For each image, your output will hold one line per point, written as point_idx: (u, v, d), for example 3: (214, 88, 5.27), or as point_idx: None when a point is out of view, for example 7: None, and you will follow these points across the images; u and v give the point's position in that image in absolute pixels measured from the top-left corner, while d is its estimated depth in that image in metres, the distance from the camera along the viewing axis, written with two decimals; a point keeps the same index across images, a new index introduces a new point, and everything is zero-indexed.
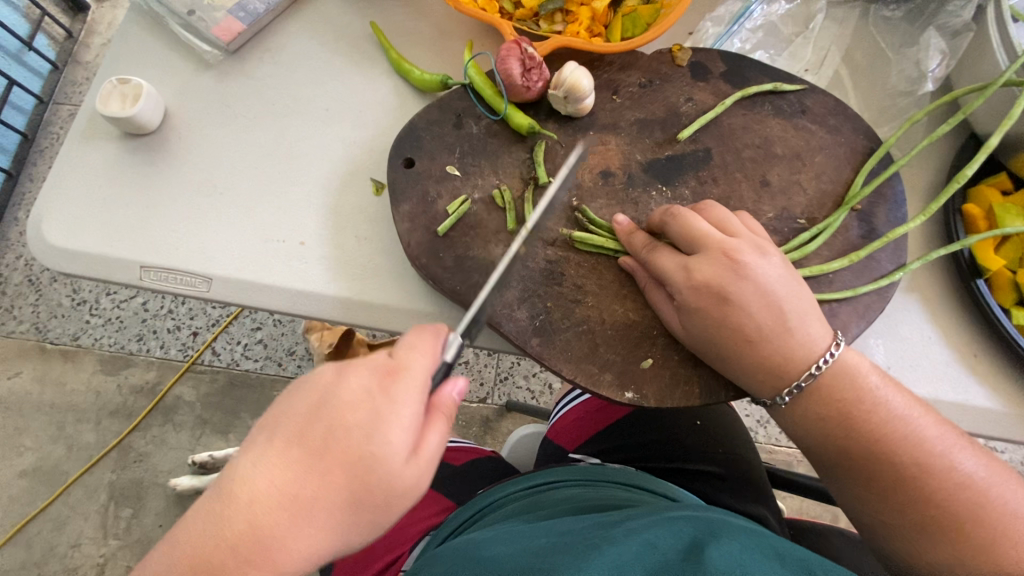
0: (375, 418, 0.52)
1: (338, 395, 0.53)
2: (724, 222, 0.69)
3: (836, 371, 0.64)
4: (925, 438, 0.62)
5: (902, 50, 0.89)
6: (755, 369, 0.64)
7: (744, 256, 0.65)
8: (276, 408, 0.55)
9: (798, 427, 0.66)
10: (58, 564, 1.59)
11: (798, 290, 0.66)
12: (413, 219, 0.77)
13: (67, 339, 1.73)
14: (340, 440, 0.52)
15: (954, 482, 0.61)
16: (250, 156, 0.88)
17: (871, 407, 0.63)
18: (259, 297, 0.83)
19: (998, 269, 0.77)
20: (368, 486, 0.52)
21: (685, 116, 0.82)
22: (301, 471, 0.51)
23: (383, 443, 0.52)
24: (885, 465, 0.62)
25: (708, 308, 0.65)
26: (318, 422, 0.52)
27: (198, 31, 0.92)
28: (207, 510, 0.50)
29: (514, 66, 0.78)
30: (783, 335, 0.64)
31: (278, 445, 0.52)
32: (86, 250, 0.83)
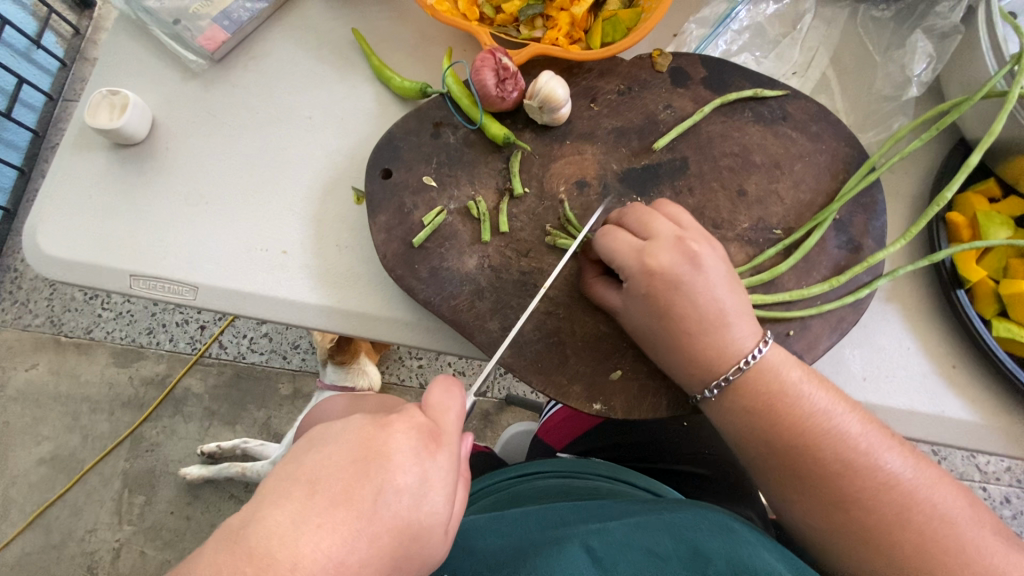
0: (422, 482, 0.52)
1: (385, 455, 0.52)
2: (645, 218, 0.69)
3: (762, 369, 0.64)
4: (848, 434, 0.62)
5: (889, 53, 0.87)
6: (677, 365, 0.67)
7: (655, 259, 0.65)
8: (310, 459, 0.51)
9: (726, 421, 0.66)
10: (76, 547, 1.67)
11: (719, 290, 0.65)
12: (390, 231, 0.78)
13: (80, 333, 1.78)
14: (387, 504, 0.50)
15: (878, 481, 0.60)
16: (234, 165, 0.90)
17: (794, 403, 0.63)
18: (244, 305, 0.85)
19: (980, 279, 0.76)
20: (408, 554, 0.51)
21: (663, 123, 0.81)
22: (351, 533, 0.48)
23: (431, 510, 0.52)
24: (811, 461, 0.62)
25: (657, 295, 0.65)
26: (367, 480, 0.50)
27: (184, 41, 0.92)
28: (237, 574, 0.44)
29: (488, 76, 0.78)
30: (696, 336, 0.65)
31: (322, 503, 0.48)
32: (82, 260, 0.86)
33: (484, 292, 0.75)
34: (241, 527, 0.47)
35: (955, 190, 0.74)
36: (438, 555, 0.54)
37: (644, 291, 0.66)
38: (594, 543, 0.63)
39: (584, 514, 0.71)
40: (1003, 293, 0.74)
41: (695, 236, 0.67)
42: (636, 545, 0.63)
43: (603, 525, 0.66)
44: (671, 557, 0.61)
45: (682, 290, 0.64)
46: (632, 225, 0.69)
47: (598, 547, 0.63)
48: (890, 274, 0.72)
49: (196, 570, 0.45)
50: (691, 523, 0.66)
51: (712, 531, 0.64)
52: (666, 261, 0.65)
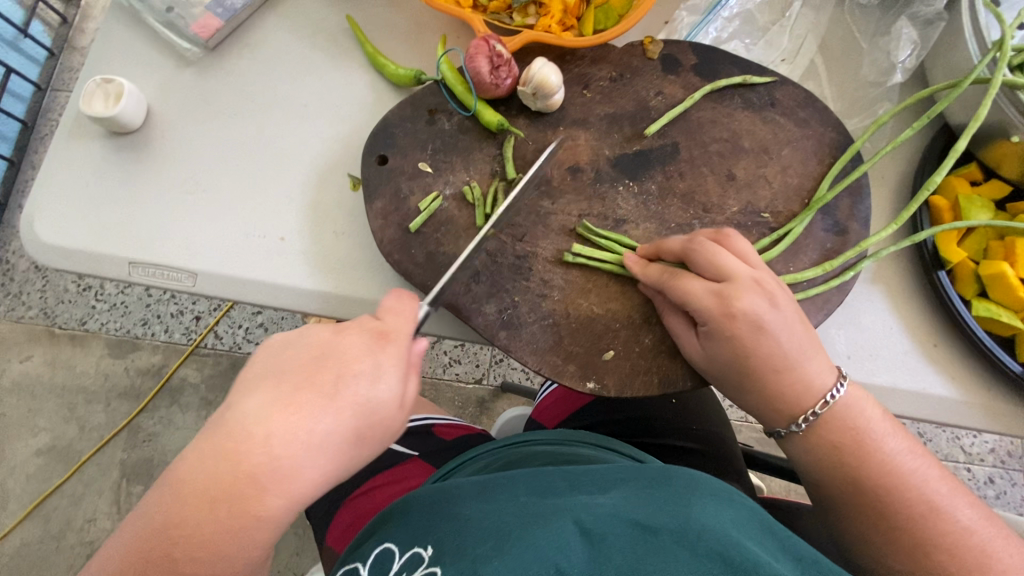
0: (375, 369, 0.57)
1: (340, 350, 0.57)
2: (716, 259, 0.67)
3: (840, 410, 0.66)
4: (927, 481, 0.64)
5: (874, 40, 0.88)
6: (764, 405, 0.68)
7: (739, 302, 0.65)
8: (272, 355, 0.58)
9: (807, 457, 0.68)
10: (75, 537, 1.68)
11: (795, 326, 0.66)
12: (386, 217, 0.79)
13: (74, 324, 1.78)
14: (346, 386, 0.55)
15: (953, 531, 0.61)
16: (231, 152, 0.90)
17: (880, 446, 0.65)
18: (243, 291, 0.86)
19: (960, 260, 0.78)
20: (370, 426, 0.57)
21: (654, 109, 0.83)
22: (310, 414, 0.54)
23: (383, 391, 0.57)
24: (888, 498, 0.63)
25: (742, 337, 0.65)
26: (324, 368, 0.56)
27: (178, 29, 0.93)
28: (217, 450, 0.53)
29: (482, 63, 0.79)
30: (785, 373, 0.66)
31: (268, 384, 0.55)
32: (80, 247, 0.87)
33: (480, 276, 0.76)
34: (225, 412, 0.54)
35: (943, 175, 0.76)
36: (399, 427, 0.60)
37: (724, 334, 0.66)
38: (585, 516, 0.62)
39: (574, 484, 0.71)
40: (982, 273, 0.76)
41: (765, 275, 0.68)
42: (625, 517, 0.61)
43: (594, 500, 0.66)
44: (660, 531, 0.59)
45: (768, 332, 0.65)
46: (702, 265, 0.68)
47: (587, 519, 0.62)
48: (875, 255, 0.75)
49: (184, 457, 0.54)
50: (686, 494, 0.65)
51: (709, 509, 0.62)
52: (749, 303, 0.65)
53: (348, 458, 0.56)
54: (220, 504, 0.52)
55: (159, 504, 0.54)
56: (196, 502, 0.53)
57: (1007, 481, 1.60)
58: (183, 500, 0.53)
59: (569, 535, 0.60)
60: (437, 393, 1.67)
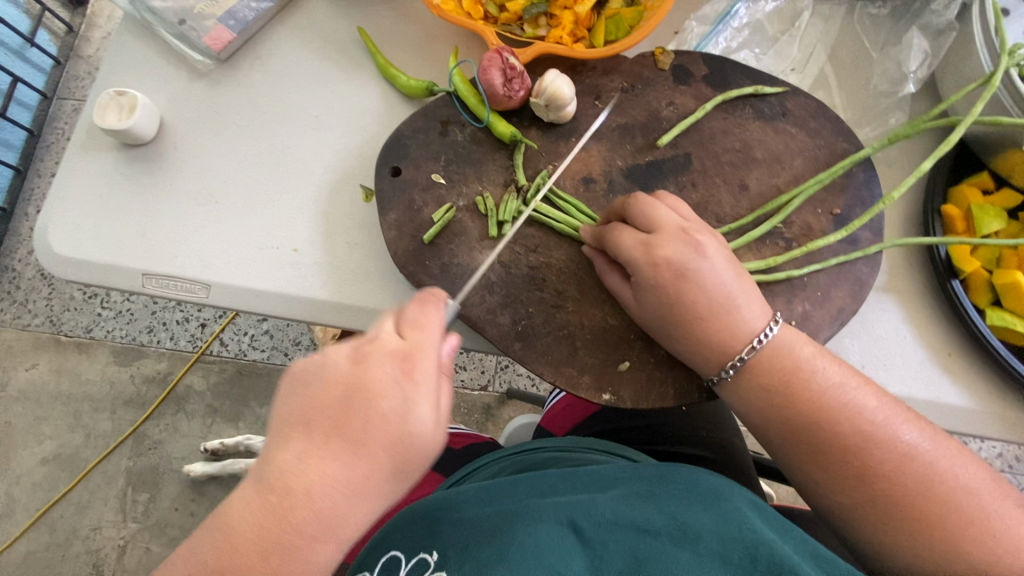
0: (404, 402, 0.53)
1: (366, 383, 0.54)
2: (649, 212, 0.70)
3: (772, 350, 0.66)
4: (865, 408, 0.64)
5: (885, 50, 0.89)
6: (693, 353, 0.68)
7: (662, 251, 0.67)
8: (299, 395, 0.56)
9: (745, 405, 0.68)
10: (82, 545, 1.68)
11: (724, 272, 0.68)
12: (400, 228, 0.79)
13: (81, 331, 1.79)
14: (377, 426, 0.53)
15: (898, 458, 0.62)
16: (244, 164, 0.91)
17: (823, 382, 0.65)
18: (256, 302, 0.86)
19: (974, 270, 0.78)
20: (407, 458, 0.54)
21: (666, 120, 0.83)
22: (346, 460, 0.53)
23: (419, 423, 0.54)
24: (826, 436, 0.63)
25: (665, 283, 0.67)
26: (351, 412, 0.53)
27: (191, 41, 0.93)
28: (261, 505, 0.52)
29: (496, 76, 0.79)
30: (710, 320, 0.67)
31: (301, 433, 0.54)
32: (94, 259, 0.87)
33: (494, 287, 0.76)
34: (260, 467, 0.54)
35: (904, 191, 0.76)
36: (439, 450, 0.57)
37: (651, 282, 0.68)
38: (585, 522, 0.65)
39: (574, 481, 0.74)
40: (996, 283, 0.77)
41: (698, 226, 0.70)
42: (625, 522, 0.65)
43: (593, 500, 0.69)
44: (660, 533, 0.64)
45: (691, 279, 0.66)
46: (635, 217, 0.71)
47: (587, 524, 0.65)
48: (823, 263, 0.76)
49: (229, 509, 0.53)
50: (682, 493, 0.70)
51: (706, 509, 0.67)
52: (673, 252, 0.67)
53: (391, 491, 0.55)
54: (271, 557, 0.52)
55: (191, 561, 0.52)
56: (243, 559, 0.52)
57: (1015, 486, 1.59)
58: (227, 557, 0.52)
59: (569, 541, 0.64)
60: None
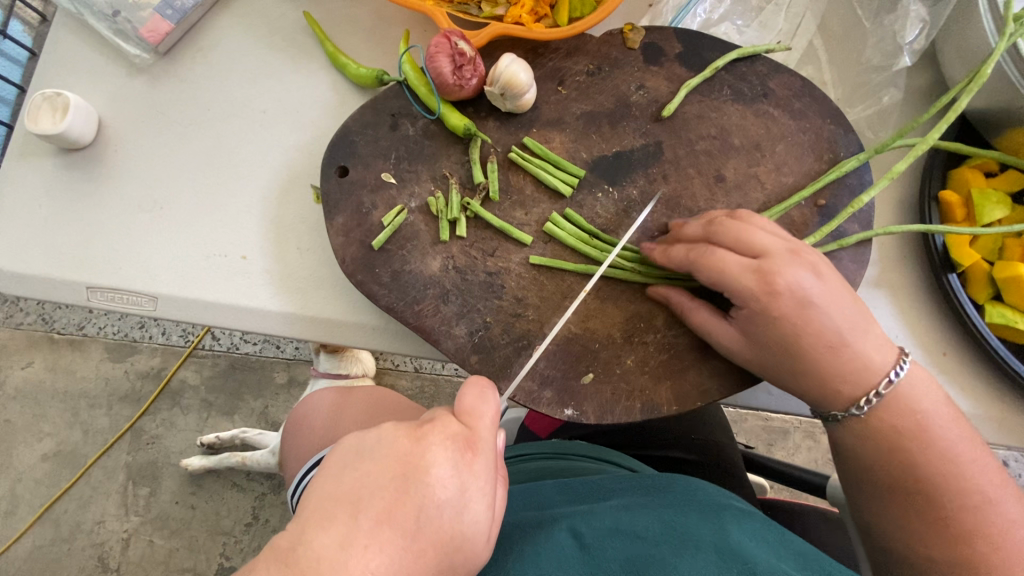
0: (461, 494, 0.46)
1: (423, 470, 0.46)
2: (746, 235, 0.62)
3: (901, 393, 0.61)
4: (982, 470, 0.60)
5: (879, 19, 0.80)
6: (819, 390, 0.62)
7: (782, 276, 0.60)
8: (347, 477, 0.46)
9: (857, 446, 0.63)
10: (86, 539, 1.68)
11: (843, 299, 0.61)
12: (348, 233, 0.74)
13: (73, 328, 1.76)
14: (429, 519, 0.45)
15: (999, 530, 0.58)
16: (189, 167, 0.85)
17: (938, 432, 0.60)
18: (206, 314, 0.82)
19: (973, 262, 0.72)
20: (452, 564, 0.46)
21: (636, 105, 0.76)
22: (393, 556, 0.43)
23: (472, 519, 0.46)
24: (947, 486, 0.59)
25: (789, 313, 0.60)
26: (405, 499, 0.44)
27: (127, 35, 0.86)
28: None
29: (444, 63, 0.72)
30: (839, 350, 0.60)
31: (343, 518, 0.43)
32: (33, 273, 0.82)
33: (449, 295, 0.71)
34: (290, 549, 0.42)
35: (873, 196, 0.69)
36: (481, 559, 0.48)
37: (773, 312, 0.60)
38: (583, 528, 0.62)
39: (572, 493, 0.71)
40: (997, 276, 0.70)
41: (801, 245, 0.63)
42: (624, 530, 0.61)
43: (591, 508, 0.65)
44: (658, 541, 0.59)
45: (817, 305, 0.59)
46: (732, 244, 0.63)
47: (585, 532, 0.61)
48: None
49: None
50: (680, 502, 0.65)
51: (705, 518, 0.62)
52: (793, 276, 0.60)
53: None
54: None
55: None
56: None
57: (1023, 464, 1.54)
58: None
59: (568, 547, 0.60)
60: (438, 390, 1.60)
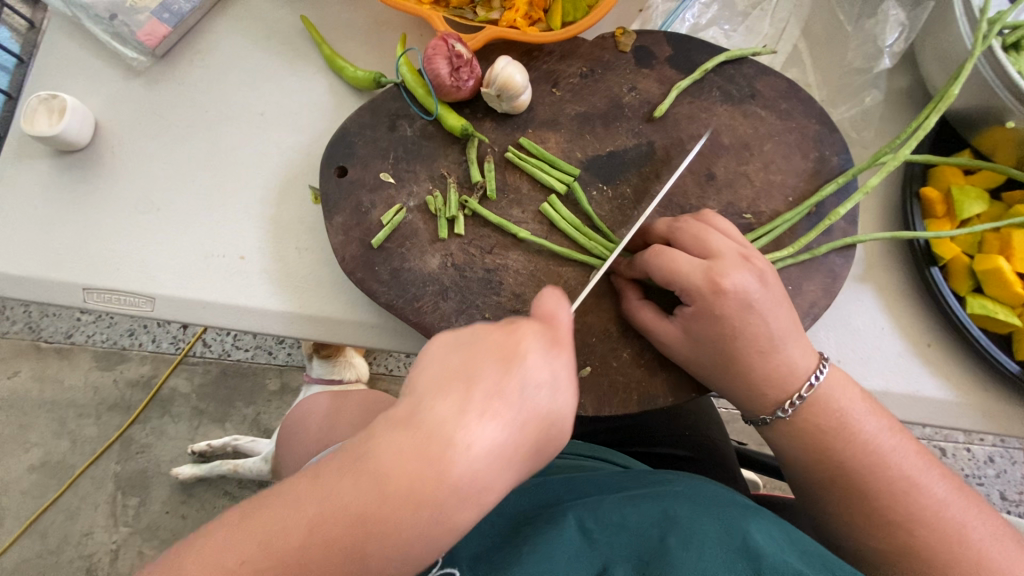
0: (556, 377, 0.46)
1: (521, 355, 0.45)
2: (702, 237, 0.64)
3: (823, 393, 0.63)
4: (906, 456, 0.61)
5: (861, 23, 0.83)
6: (747, 389, 0.64)
7: (727, 278, 0.61)
8: (452, 359, 0.46)
9: (787, 445, 0.65)
10: (74, 551, 1.65)
11: (781, 306, 0.62)
12: (347, 232, 0.75)
13: (60, 337, 1.73)
14: (529, 397, 0.44)
15: (934, 513, 0.58)
16: (186, 168, 0.86)
17: (855, 424, 0.62)
18: (204, 314, 0.82)
19: (953, 255, 0.75)
20: (551, 439, 0.46)
21: (628, 106, 0.78)
22: (501, 426, 0.43)
23: (565, 405, 0.46)
24: (874, 476, 0.60)
25: (727, 316, 0.61)
26: (507, 376, 0.44)
27: (124, 38, 0.87)
28: (398, 454, 0.42)
29: (441, 65, 0.74)
30: (768, 353, 0.62)
31: (448, 393, 0.44)
32: (30, 274, 0.82)
33: (448, 292, 0.72)
34: (410, 412, 0.43)
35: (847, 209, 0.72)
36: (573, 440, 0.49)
37: (711, 313, 0.62)
38: (590, 522, 0.63)
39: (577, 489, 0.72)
40: (976, 269, 0.73)
41: (754, 253, 0.64)
42: (630, 526, 0.62)
43: (597, 503, 0.66)
44: (662, 536, 0.60)
45: (756, 309, 0.61)
46: (687, 243, 0.65)
47: (592, 526, 0.63)
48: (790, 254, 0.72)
49: (366, 449, 0.43)
50: (684, 496, 0.66)
51: (706, 512, 0.62)
52: (739, 280, 0.61)
53: (528, 471, 0.45)
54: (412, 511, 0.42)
55: (320, 506, 0.42)
56: (379, 505, 0.42)
57: (1007, 460, 1.57)
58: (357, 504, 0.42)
59: (574, 544, 0.61)
60: None
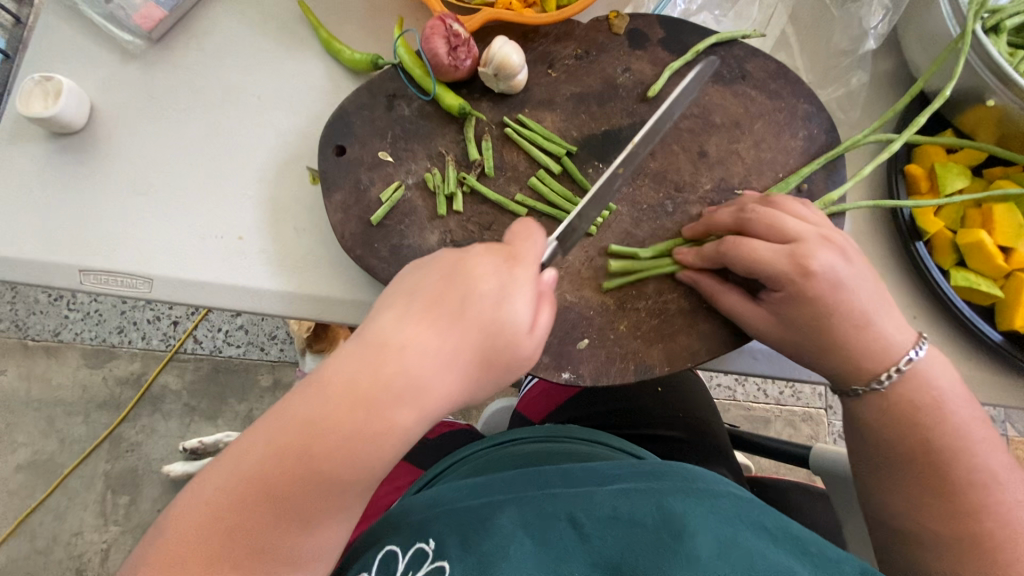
0: (500, 288, 0.53)
1: (469, 270, 0.54)
2: (778, 220, 0.65)
3: (921, 369, 0.64)
4: (990, 451, 0.63)
5: (846, 6, 0.86)
6: (845, 368, 0.65)
7: (816, 260, 0.63)
8: (411, 278, 0.55)
9: (873, 419, 0.66)
10: (63, 551, 1.63)
11: (868, 285, 0.65)
12: (346, 210, 0.75)
13: (47, 335, 1.71)
14: (473, 305, 0.52)
15: (1005, 508, 0.61)
16: (183, 149, 0.86)
17: (948, 408, 0.63)
18: (202, 294, 0.82)
19: (937, 230, 0.77)
20: (496, 346, 0.53)
21: (622, 87, 0.80)
22: (442, 329, 0.51)
23: (513, 313, 0.53)
24: (959, 463, 0.62)
25: (822, 297, 0.63)
26: (452, 285, 0.53)
27: (120, 21, 0.88)
28: (354, 358, 0.50)
29: (439, 44, 0.75)
30: (862, 330, 0.64)
31: (403, 304, 0.53)
32: (25, 256, 0.81)
33: None
34: (363, 325, 0.52)
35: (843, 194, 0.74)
36: (526, 359, 0.56)
37: (808, 294, 0.63)
38: (582, 517, 0.62)
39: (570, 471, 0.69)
40: (960, 242, 0.75)
41: (831, 232, 0.66)
42: (624, 519, 0.61)
43: (590, 493, 0.64)
44: (655, 531, 0.59)
45: (848, 289, 0.63)
46: (761, 231, 0.66)
47: (584, 520, 0.62)
48: None
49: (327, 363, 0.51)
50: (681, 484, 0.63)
51: (702, 504, 0.61)
52: (825, 260, 0.63)
53: (472, 374, 0.52)
54: (360, 409, 0.49)
55: (284, 413, 0.50)
56: (335, 409, 0.49)
57: None
58: (315, 413, 0.49)
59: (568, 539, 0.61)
60: None
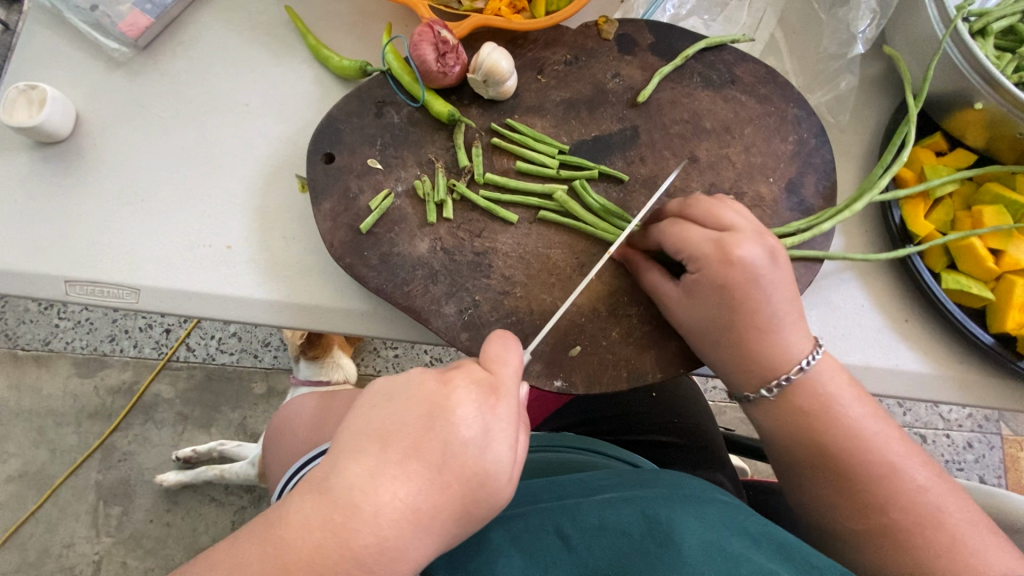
0: (483, 433, 0.47)
1: (448, 410, 0.47)
2: (717, 211, 0.66)
3: (813, 377, 0.63)
4: (890, 442, 0.61)
5: (833, 11, 0.86)
6: (730, 363, 0.66)
7: (738, 250, 0.63)
8: (379, 415, 0.48)
9: (769, 424, 0.66)
10: (55, 563, 1.61)
11: (787, 291, 0.64)
12: (335, 218, 0.75)
13: (38, 344, 1.69)
14: (452, 455, 0.46)
15: (909, 498, 0.58)
16: (170, 158, 0.85)
17: (837, 408, 0.62)
18: (191, 305, 0.81)
19: (928, 233, 0.77)
20: (477, 498, 0.47)
21: (612, 92, 0.79)
22: (418, 484, 0.45)
23: (496, 459, 0.47)
24: (857, 459, 0.61)
25: (729, 286, 0.63)
26: (430, 434, 0.46)
27: (106, 29, 0.87)
28: (318, 517, 0.44)
29: (427, 51, 0.74)
30: (767, 332, 0.63)
31: (373, 451, 0.46)
32: (10, 267, 0.80)
33: (438, 276, 0.73)
34: (324, 479, 0.45)
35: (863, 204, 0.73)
36: (506, 500, 0.49)
37: (717, 281, 0.64)
38: (568, 527, 0.61)
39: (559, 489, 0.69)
40: (950, 245, 0.75)
41: (768, 233, 0.66)
42: (610, 527, 0.60)
43: (576, 505, 0.64)
44: (641, 537, 0.58)
45: (760, 284, 0.63)
46: (699, 216, 0.67)
47: (570, 530, 0.61)
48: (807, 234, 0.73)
49: (286, 518, 0.44)
50: (666, 496, 0.64)
51: (687, 512, 0.60)
52: (747, 252, 0.63)
53: (449, 531, 0.46)
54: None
55: (230, 575, 0.43)
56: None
57: (985, 445, 1.61)
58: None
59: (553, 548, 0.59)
60: None
